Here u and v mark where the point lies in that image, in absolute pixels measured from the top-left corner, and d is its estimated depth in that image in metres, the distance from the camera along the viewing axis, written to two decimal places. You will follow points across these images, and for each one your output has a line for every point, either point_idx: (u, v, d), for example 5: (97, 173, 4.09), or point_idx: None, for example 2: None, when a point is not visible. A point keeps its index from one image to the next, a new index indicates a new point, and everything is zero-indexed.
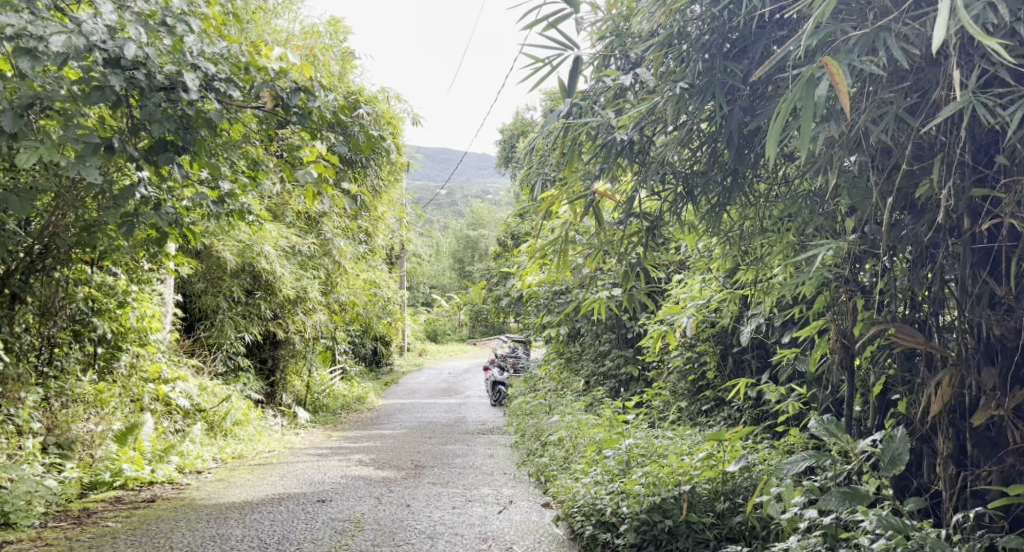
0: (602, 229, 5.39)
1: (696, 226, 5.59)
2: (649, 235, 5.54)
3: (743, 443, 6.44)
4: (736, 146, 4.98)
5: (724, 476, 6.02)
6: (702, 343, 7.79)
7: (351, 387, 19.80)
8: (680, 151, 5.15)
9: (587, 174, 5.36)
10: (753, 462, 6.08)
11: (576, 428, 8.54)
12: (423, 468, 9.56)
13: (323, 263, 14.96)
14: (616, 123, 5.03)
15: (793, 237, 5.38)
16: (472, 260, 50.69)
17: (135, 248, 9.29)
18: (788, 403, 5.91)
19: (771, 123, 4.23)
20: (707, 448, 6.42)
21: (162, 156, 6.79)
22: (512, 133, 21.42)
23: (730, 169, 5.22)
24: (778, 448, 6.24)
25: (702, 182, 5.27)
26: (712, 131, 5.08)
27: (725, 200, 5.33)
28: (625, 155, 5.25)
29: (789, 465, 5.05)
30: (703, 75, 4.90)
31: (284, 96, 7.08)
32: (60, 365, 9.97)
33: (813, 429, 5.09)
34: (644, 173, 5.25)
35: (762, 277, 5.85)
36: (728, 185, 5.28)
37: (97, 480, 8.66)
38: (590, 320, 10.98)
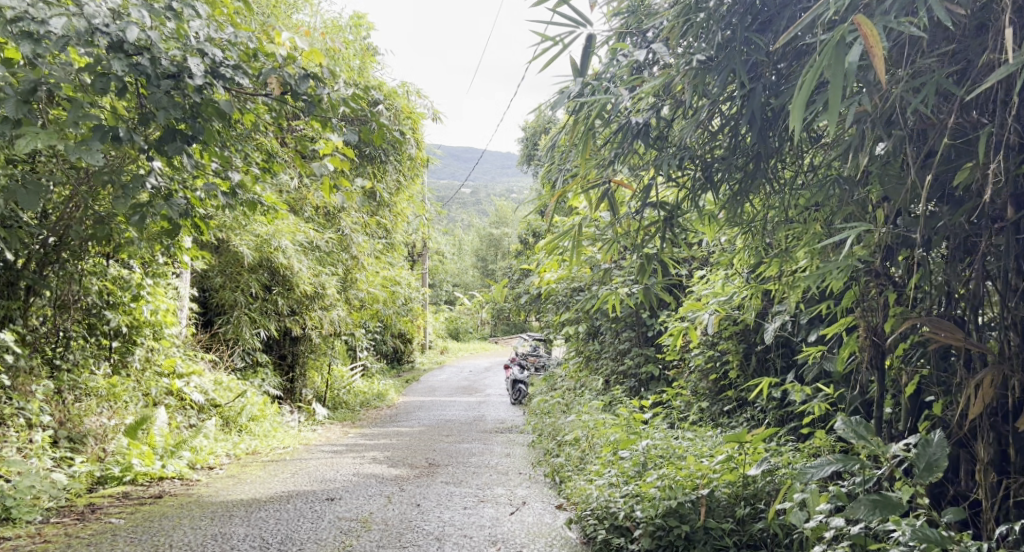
0: (616, 218, 5.18)
1: (717, 217, 5.35)
2: (667, 226, 5.25)
3: (766, 446, 6.18)
4: (759, 125, 4.74)
5: (745, 480, 5.82)
6: (724, 341, 7.53)
7: (372, 383, 19.63)
8: (698, 133, 4.91)
9: (601, 162, 5.16)
10: (775, 466, 5.83)
11: (594, 427, 8.29)
12: (438, 466, 9.35)
13: (341, 259, 14.78)
14: (631, 98, 4.71)
15: (821, 227, 5.11)
16: (496, 259, 50.46)
17: (147, 241, 9.15)
18: (813, 403, 5.64)
19: (797, 94, 4.02)
20: (728, 450, 6.17)
21: (170, 145, 6.63)
22: (535, 130, 21.19)
23: (752, 153, 4.97)
24: (803, 452, 5.99)
25: (722, 165, 5.03)
26: (735, 113, 4.85)
27: (747, 186, 5.08)
28: (641, 140, 5.01)
29: (813, 470, 4.78)
30: (724, 48, 4.66)
31: (293, 84, 6.87)
32: (73, 359, 9.73)
33: (841, 431, 4.82)
34: (662, 157, 5.02)
35: (786, 271, 5.56)
36: (749, 170, 5.03)
37: (107, 475, 8.44)
38: (610, 317, 10.73)
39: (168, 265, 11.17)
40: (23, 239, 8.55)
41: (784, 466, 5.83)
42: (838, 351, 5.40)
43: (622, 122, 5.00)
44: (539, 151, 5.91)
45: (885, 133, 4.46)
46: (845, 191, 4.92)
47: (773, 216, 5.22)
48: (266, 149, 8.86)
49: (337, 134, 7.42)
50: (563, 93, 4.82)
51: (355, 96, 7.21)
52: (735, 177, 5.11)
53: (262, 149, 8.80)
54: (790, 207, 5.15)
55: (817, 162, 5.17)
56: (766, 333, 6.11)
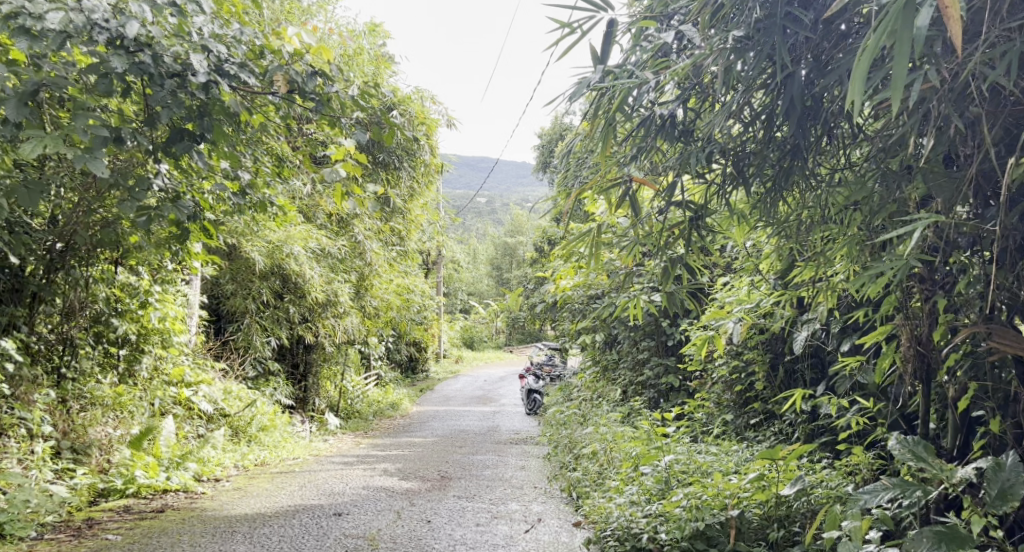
0: (640, 221, 4.94)
1: (748, 219, 5.05)
2: (692, 227, 4.95)
3: (798, 463, 5.86)
4: (798, 116, 4.43)
5: (778, 501, 5.50)
6: (749, 351, 7.22)
7: (386, 393, 19.36)
8: (730, 123, 4.62)
9: (621, 159, 4.87)
10: (809, 485, 5.50)
11: (613, 440, 8.00)
12: (451, 479, 9.05)
13: (355, 266, 14.53)
14: (657, 80, 4.45)
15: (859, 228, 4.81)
16: (511, 267, 50.19)
17: (154, 247, 8.92)
18: (850, 417, 5.34)
19: (861, 56, 3.65)
20: (757, 467, 5.85)
21: (178, 147, 6.50)
22: (552, 138, 20.92)
23: (787, 148, 4.68)
24: (839, 469, 5.67)
25: (754, 161, 4.72)
26: (768, 102, 4.57)
27: (781, 183, 4.78)
28: (665, 135, 4.77)
29: (870, 496, 4.46)
30: (762, 27, 4.37)
31: (300, 82, 6.61)
32: (81, 368, 9.53)
33: (898, 452, 4.48)
34: (688, 152, 4.73)
35: (820, 276, 5.27)
36: (782, 167, 4.72)
37: (109, 488, 8.16)
38: (628, 326, 10.43)
39: (178, 272, 10.92)
40: (28, 245, 8.33)
41: (820, 485, 5.52)
42: (877, 364, 5.14)
43: (647, 117, 4.74)
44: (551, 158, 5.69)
45: (937, 122, 4.15)
46: (887, 190, 4.60)
47: (807, 218, 4.91)
48: (276, 152, 8.61)
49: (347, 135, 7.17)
50: (579, 84, 4.52)
51: (365, 95, 6.95)
52: (766, 174, 4.81)
53: (272, 153, 8.56)
54: (826, 207, 4.83)
55: (854, 159, 4.88)
56: (795, 344, 5.90)
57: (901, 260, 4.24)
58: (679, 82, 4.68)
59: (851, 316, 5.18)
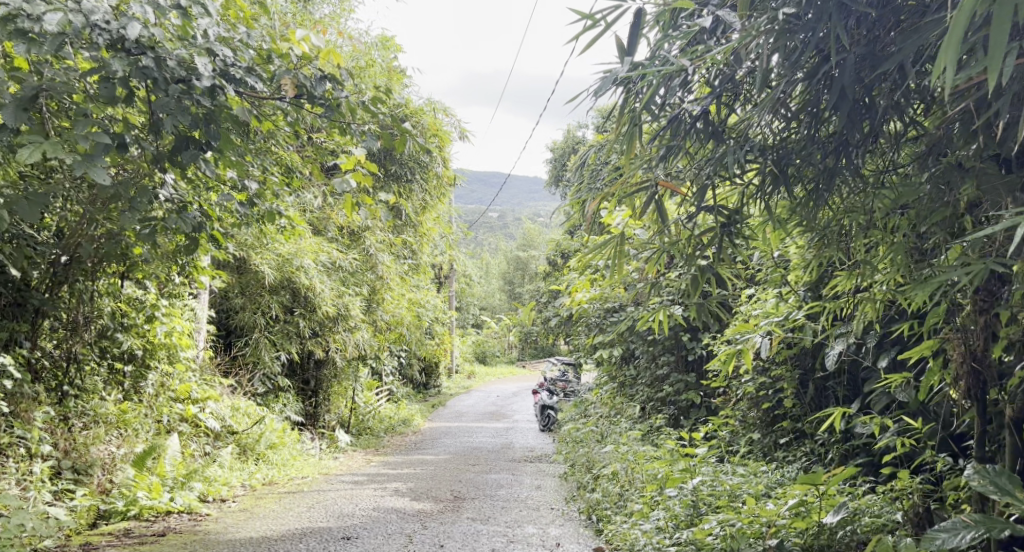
0: (667, 229, 4.68)
1: (784, 227, 4.77)
2: (723, 235, 4.68)
3: (839, 487, 5.53)
4: (847, 110, 4.15)
5: (819, 530, 5.11)
6: (777, 367, 6.92)
7: (398, 408, 19.07)
8: (769, 119, 4.35)
9: (647, 163, 4.63)
10: (852, 514, 5.13)
11: (634, 460, 7.69)
12: (465, 500, 8.74)
13: (366, 279, 14.25)
14: (694, 68, 4.17)
15: (906, 237, 4.53)
16: (522, 281, 49.84)
17: (161, 259, 8.69)
18: (897, 438, 5.04)
19: (959, 13, 3.28)
20: (794, 492, 5.54)
21: (184, 154, 6.25)
22: (565, 150, 20.64)
23: (833, 145, 4.40)
24: (882, 494, 5.35)
25: (796, 161, 4.44)
26: (810, 96, 4.30)
27: (823, 186, 4.49)
28: (696, 135, 4.51)
29: (948, 536, 4.23)
30: (808, 11, 4.08)
31: (309, 86, 6.31)
32: (83, 384, 9.17)
33: (976, 485, 4.23)
34: (722, 153, 4.46)
35: (860, 288, 4.98)
36: (824, 167, 4.45)
37: (110, 510, 7.86)
38: (647, 340, 10.12)
39: (185, 285, 10.65)
40: (31, 258, 8.11)
41: (864, 512, 5.16)
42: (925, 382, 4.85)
43: (677, 116, 4.48)
44: (572, 164, 5.41)
45: (1007, 110, 3.84)
46: (939, 194, 4.32)
47: (849, 223, 4.62)
48: (286, 163, 8.37)
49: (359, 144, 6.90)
50: (607, 77, 4.26)
51: (376, 101, 6.68)
52: (807, 176, 4.53)
53: (281, 163, 8.31)
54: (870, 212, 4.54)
55: (899, 162, 4.60)
56: (827, 361, 5.57)
57: (980, 263, 3.86)
58: (715, 77, 4.41)
59: (895, 330, 4.88)
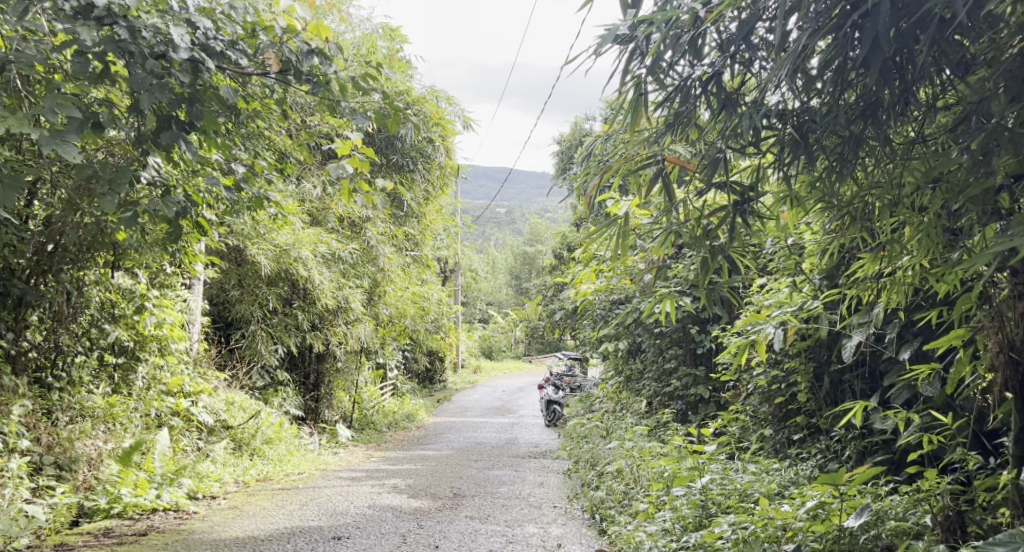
0: (673, 207, 4.39)
1: (805, 203, 4.45)
2: (737, 213, 4.34)
3: (861, 487, 5.17)
4: (874, 69, 3.80)
5: (840, 534, 4.74)
6: (790, 359, 6.57)
7: (402, 403, 18.74)
8: (789, 81, 4.02)
9: (655, 134, 4.30)
10: (878, 518, 4.79)
11: (640, 457, 7.35)
12: (465, 497, 8.41)
13: (367, 271, 13.89)
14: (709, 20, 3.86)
15: (938, 212, 4.18)
16: (529, 276, 49.42)
17: (150, 246, 8.36)
18: (928, 435, 4.67)
19: None
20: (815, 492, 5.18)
21: (164, 134, 5.93)
22: (573, 143, 20.26)
23: (860, 109, 4.07)
24: (908, 496, 5.00)
25: (819, 128, 4.19)
26: (836, 54, 3.98)
27: (849, 155, 4.17)
28: (709, 99, 4.19)
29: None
30: None
31: (294, 60, 5.95)
32: (69, 377, 8.90)
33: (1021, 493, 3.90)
34: (736, 120, 4.14)
35: (885, 271, 4.63)
36: (847, 135, 4.18)
37: (92, 508, 7.54)
38: (654, 333, 9.76)
39: (178, 275, 10.31)
40: (14, 245, 7.84)
41: (888, 515, 4.80)
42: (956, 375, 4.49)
43: (686, 84, 4.20)
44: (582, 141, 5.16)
45: None
46: (975, 163, 3.99)
47: (874, 199, 4.33)
48: (278, 147, 8.03)
49: (350, 125, 6.54)
50: (609, 33, 4.00)
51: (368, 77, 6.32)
52: (830, 146, 4.27)
53: (273, 147, 7.97)
54: (898, 185, 4.26)
55: (929, 132, 4.27)
56: (843, 353, 5.34)
57: None
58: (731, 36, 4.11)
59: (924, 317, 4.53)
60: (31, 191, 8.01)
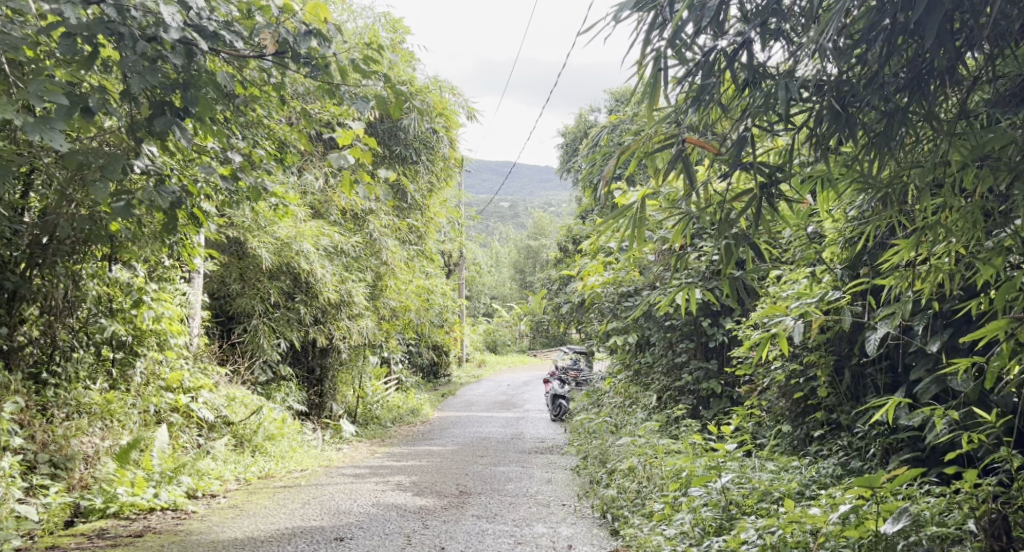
0: (693, 192, 4.19)
1: (838, 183, 4.32)
2: (764, 197, 4.10)
3: (896, 489, 4.95)
4: None
5: (877, 540, 4.58)
6: (808, 354, 6.35)
7: (407, 398, 18.51)
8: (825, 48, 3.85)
9: (677, 111, 4.14)
10: (916, 524, 4.60)
11: (652, 454, 7.12)
12: (471, 495, 8.19)
13: (370, 265, 13.63)
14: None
15: (983, 192, 3.98)
16: (533, 270, 49.13)
17: (147, 237, 8.13)
18: (970, 434, 4.41)
19: None
20: (846, 495, 4.98)
21: (158, 120, 5.72)
22: (578, 135, 19.96)
23: (909, 79, 4.09)
24: (945, 499, 4.79)
25: (859, 100, 4.14)
26: (884, 26, 3.98)
27: (896, 127, 4.11)
28: (736, 73, 4.01)
29: None
30: None
31: (290, 42, 5.68)
32: (66, 372, 8.70)
33: None
34: (766, 93, 3.97)
35: (921, 259, 4.41)
36: (890, 109, 4.12)
37: (87, 507, 7.33)
38: (664, 326, 9.53)
39: (177, 268, 10.08)
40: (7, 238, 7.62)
41: (927, 520, 4.61)
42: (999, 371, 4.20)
43: (708, 59, 4.05)
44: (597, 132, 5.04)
45: None
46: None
47: (914, 179, 4.20)
48: (278, 137, 7.79)
49: (352, 113, 6.30)
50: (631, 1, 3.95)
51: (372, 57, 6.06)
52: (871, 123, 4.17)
53: (273, 136, 7.74)
54: (939, 163, 4.20)
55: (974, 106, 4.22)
56: (867, 346, 5.17)
57: None
58: (761, 8, 3.99)
59: (965, 307, 4.30)
60: (26, 182, 7.79)
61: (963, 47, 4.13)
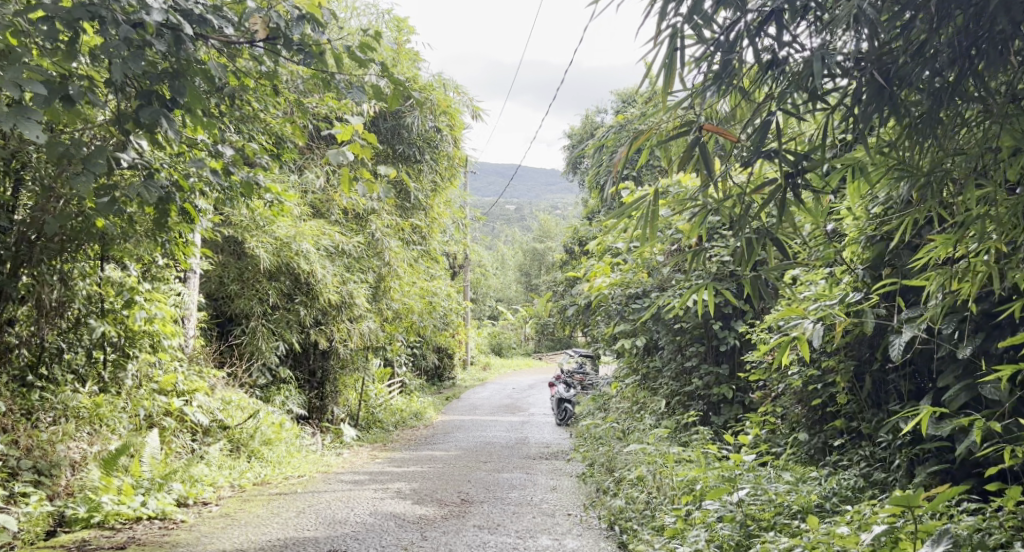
0: (713, 181, 4.05)
1: (879, 165, 4.27)
2: (790, 186, 3.97)
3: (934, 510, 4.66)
4: None
5: None
6: (827, 358, 6.07)
7: (410, 401, 18.17)
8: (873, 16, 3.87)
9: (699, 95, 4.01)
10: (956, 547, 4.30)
11: (663, 463, 6.81)
12: (473, 504, 7.88)
13: (371, 266, 13.30)
14: None
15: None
16: (539, 272, 48.77)
17: (138, 234, 7.84)
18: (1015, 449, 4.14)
19: None
20: (878, 516, 4.68)
21: (143, 110, 5.40)
22: (584, 135, 19.60)
23: (957, 51, 4.04)
24: (985, 519, 4.51)
25: (903, 75, 4.10)
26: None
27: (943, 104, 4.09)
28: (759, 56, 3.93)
29: None
30: None
31: (282, 28, 5.41)
32: (51, 376, 8.45)
33: None
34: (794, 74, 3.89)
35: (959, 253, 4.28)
36: (936, 87, 4.10)
37: (71, 516, 7.04)
38: (673, 329, 9.22)
39: (171, 267, 9.76)
40: None
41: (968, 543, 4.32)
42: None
43: (728, 40, 3.96)
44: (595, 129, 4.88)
45: None
46: None
47: (958, 166, 4.18)
48: (273, 131, 7.50)
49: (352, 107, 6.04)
50: None
51: (371, 39, 5.64)
52: (915, 102, 4.16)
53: (268, 131, 7.45)
54: (985, 147, 4.17)
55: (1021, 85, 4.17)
56: (892, 351, 4.91)
57: None
58: None
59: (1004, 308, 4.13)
60: (12, 179, 7.41)
61: (1014, 25, 3.95)
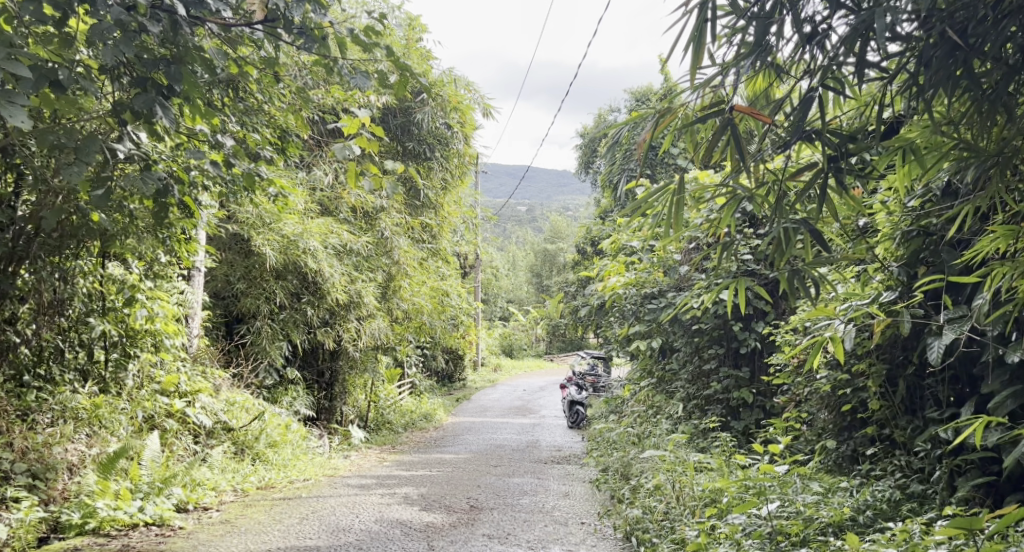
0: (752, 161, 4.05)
1: (946, 143, 4.30)
2: (832, 169, 4.08)
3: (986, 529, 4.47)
4: None
5: None
6: (859, 362, 5.83)
7: (420, 403, 17.86)
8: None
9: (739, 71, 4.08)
10: None
11: (683, 471, 6.54)
12: (483, 510, 7.60)
13: (380, 265, 13.00)
14: None
15: None
16: (551, 274, 48.31)
17: (139, 229, 7.58)
18: None
19: None
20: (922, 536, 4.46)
21: (139, 97, 5.14)
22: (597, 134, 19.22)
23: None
24: None
25: (981, 36, 4.12)
26: None
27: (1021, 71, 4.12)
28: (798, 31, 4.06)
29: None
30: None
31: (281, 8, 5.14)
32: (49, 375, 8.17)
33: None
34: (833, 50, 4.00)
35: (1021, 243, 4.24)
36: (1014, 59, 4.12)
37: (64, 523, 6.78)
38: (691, 330, 8.93)
39: (174, 265, 9.47)
40: None
41: None
42: None
43: (764, 12, 4.07)
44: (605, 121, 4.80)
45: None
46: None
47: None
48: (279, 123, 7.24)
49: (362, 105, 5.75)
50: None
51: (378, 22, 5.37)
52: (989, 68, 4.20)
53: (274, 124, 7.20)
54: None
55: None
56: (929, 353, 4.79)
57: None
58: None
59: None
60: (11, 171, 7.15)
61: None
